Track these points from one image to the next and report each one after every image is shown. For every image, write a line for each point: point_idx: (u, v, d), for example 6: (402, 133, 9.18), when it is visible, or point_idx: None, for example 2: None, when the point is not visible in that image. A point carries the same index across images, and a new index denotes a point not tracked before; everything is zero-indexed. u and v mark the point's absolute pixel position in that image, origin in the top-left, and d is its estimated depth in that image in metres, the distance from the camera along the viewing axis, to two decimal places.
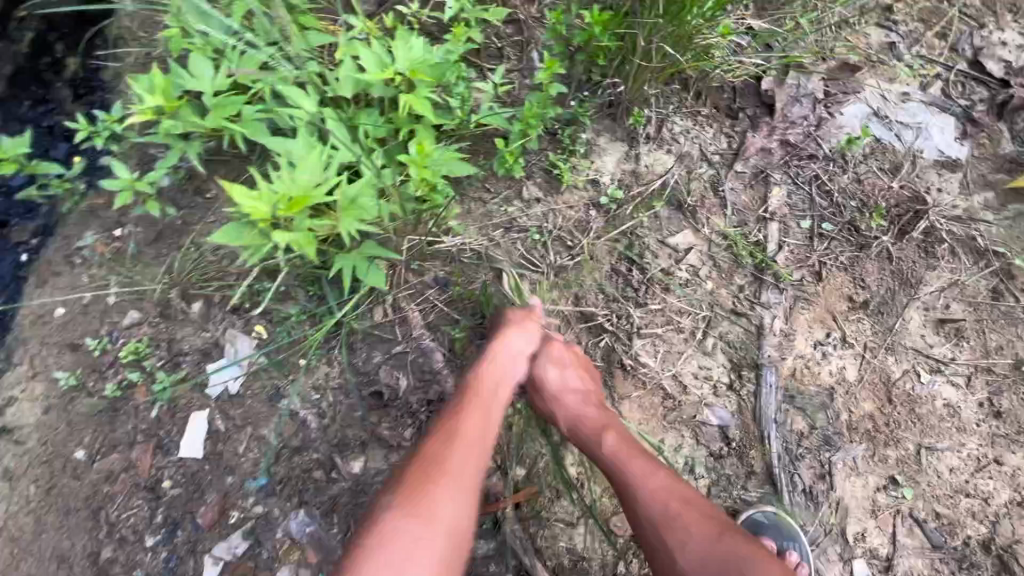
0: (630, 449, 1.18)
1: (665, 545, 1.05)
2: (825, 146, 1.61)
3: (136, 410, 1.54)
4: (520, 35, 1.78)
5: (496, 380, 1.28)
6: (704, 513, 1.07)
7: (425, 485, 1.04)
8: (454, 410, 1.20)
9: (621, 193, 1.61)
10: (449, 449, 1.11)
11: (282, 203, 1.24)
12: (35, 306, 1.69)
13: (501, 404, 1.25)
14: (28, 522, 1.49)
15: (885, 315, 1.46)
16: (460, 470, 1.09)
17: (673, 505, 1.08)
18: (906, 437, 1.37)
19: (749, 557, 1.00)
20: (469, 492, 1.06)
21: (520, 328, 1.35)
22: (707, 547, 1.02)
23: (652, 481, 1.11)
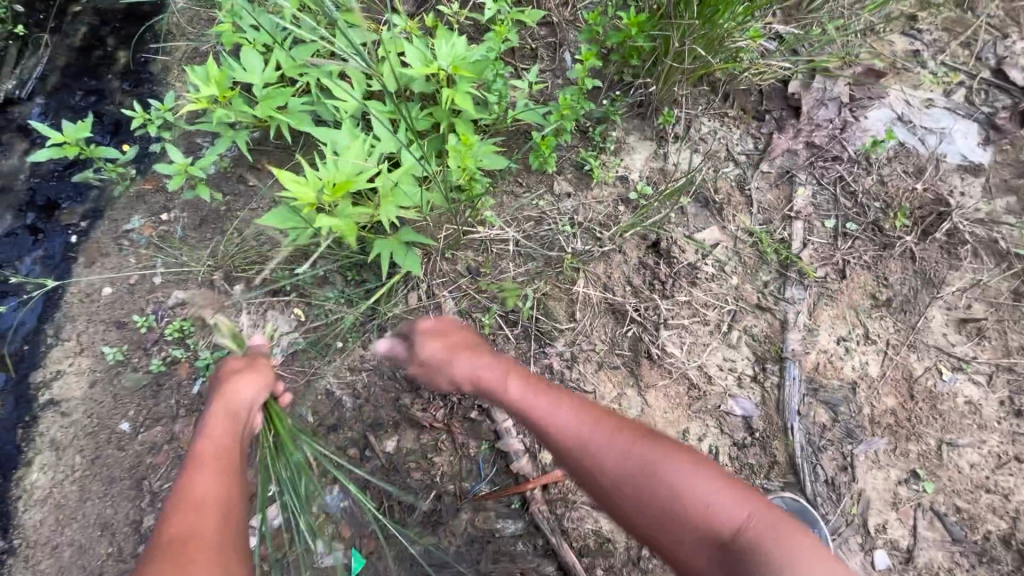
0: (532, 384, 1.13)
1: (574, 459, 0.99)
2: (850, 148, 1.65)
3: (179, 386, 1.61)
4: (554, 37, 1.84)
5: (232, 431, 1.11)
6: (613, 429, 0.99)
7: (187, 546, 0.82)
8: (179, 481, 0.95)
9: (650, 190, 1.67)
10: (198, 518, 0.87)
11: (328, 188, 1.30)
12: (84, 284, 1.77)
13: (243, 453, 1.10)
14: (73, 489, 1.55)
15: (908, 313, 1.49)
16: (218, 535, 0.86)
17: (572, 420, 1.02)
18: (927, 432, 1.40)
19: (664, 459, 0.92)
20: (235, 536, 0.88)
21: (246, 370, 1.28)
22: (607, 454, 0.96)
23: (554, 408, 1.05)
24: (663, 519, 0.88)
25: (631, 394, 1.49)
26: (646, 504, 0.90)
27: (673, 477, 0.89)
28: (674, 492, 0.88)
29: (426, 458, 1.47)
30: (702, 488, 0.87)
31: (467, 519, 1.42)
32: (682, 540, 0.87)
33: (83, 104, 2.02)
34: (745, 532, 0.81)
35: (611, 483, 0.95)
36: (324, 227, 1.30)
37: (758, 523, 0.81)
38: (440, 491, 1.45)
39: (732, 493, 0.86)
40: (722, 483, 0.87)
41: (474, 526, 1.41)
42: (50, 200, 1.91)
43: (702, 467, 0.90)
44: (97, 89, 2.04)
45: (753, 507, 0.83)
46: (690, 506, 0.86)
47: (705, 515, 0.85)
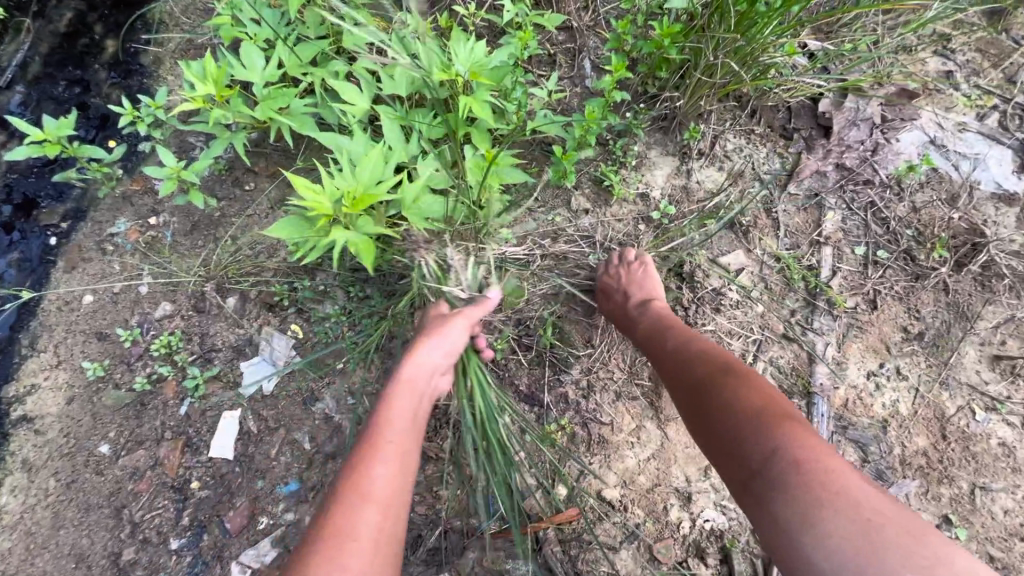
0: (664, 326, 1.24)
1: (673, 375, 1.09)
2: (882, 172, 1.57)
3: (164, 406, 1.50)
4: (573, 42, 1.74)
5: (413, 409, 1.11)
6: (706, 358, 1.07)
7: (336, 535, 0.87)
8: (359, 456, 0.99)
9: (673, 209, 1.59)
10: (356, 510, 0.91)
11: (346, 200, 1.20)
12: (63, 292, 1.65)
13: (418, 433, 1.10)
14: (46, 516, 1.43)
15: (940, 348, 1.43)
16: (369, 531, 0.90)
17: (684, 353, 1.12)
18: (960, 475, 1.34)
19: (730, 387, 0.97)
20: (387, 529, 0.92)
21: (438, 334, 1.24)
22: (690, 381, 1.04)
23: (674, 344, 1.16)
24: (715, 442, 0.93)
25: (651, 426, 1.42)
26: (704, 428, 0.97)
27: (724, 403, 0.94)
28: (727, 419, 0.92)
29: (432, 492, 1.39)
30: (753, 422, 0.88)
31: (474, 558, 1.33)
32: (725, 465, 0.91)
33: (67, 96, 1.89)
34: (774, 462, 0.82)
35: (686, 405, 1.03)
36: (342, 242, 1.20)
37: (790, 457, 0.82)
38: (446, 527, 1.36)
39: (776, 430, 0.86)
40: (773, 424, 0.87)
41: (482, 565, 1.33)
42: (28, 198, 1.78)
43: (767, 406, 0.90)
44: (82, 80, 1.91)
45: (798, 445, 0.83)
46: (735, 436, 0.89)
47: (744, 443, 0.88)
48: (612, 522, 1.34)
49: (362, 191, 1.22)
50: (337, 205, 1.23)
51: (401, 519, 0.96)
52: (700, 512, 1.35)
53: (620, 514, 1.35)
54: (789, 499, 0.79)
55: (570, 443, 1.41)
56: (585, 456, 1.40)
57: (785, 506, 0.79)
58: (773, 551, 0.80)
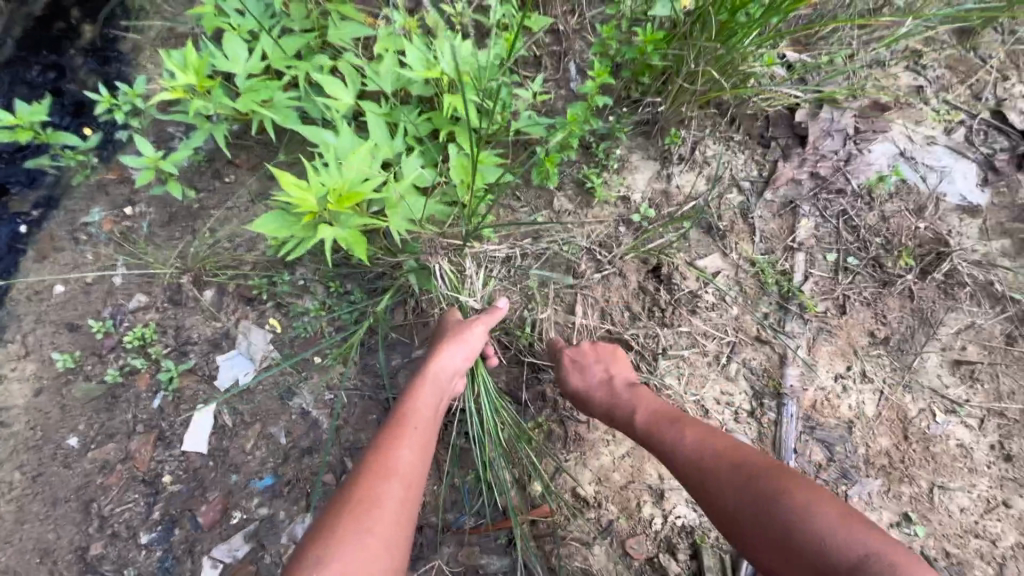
0: (667, 422, 1.20)
1: (707, 480, 1.05)
2: (854, 182, 1.62)
3: (137, 399, 1.48)
4: (559, 45, 1.77)
5: (435, 406, 1.18)
6: (731, 457, 1.05)
7: (366, 503, 0.94)
8: (390, 442, 1.06)
9: (653, 212, 1.62)
10: (381, 484, 0.98)
11: (332, 197, 1.20)
12: (33, 281, 1.62)
13: (437, 426, 1.17)
14: (9, 509, 1.40)
15: (905, 352, 1.48)
16: (394, 506, 0.96)
17: (712, 449, 1.09)
18: (920, 475, 1.39)
19: (779, 486, 0.95)
20: (409, 505, 0.99)
21: (460, 339, 1.28)
22: (735, 482, 1.01)
23: (694, 441, 1.12)
24: (785, 551, 0.90)
25: None
26: (768, 536, 0.93)
27: (781, 508, 0.92)
28: (798, 526, 0.89)
29: None
30: (827, 526, 0.87)
31: (449, 553, 1.35)
32: (802, 575, 0.87)
33: (41, 81, 1.84)
34: (866, 570, 0.81)
35: (735, 514, 0.99)
36: (326, 238, 1.21)
37: (882, 563, 0.81)
38: (421, 522, 1.36)
39: (853, 530, 0.85)
40: (844, 523, 0.87)
41: (457, 560, 1.35)
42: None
43: (827, 502, 0.91)
44: (58, 65, 1.86)
45: (878, 544, 0.83)
46: (808, 542, 0.87)
47: (826, 548, 0.85)
48: (585, 518, 1.37)
49: (349, 188, 1.23)
50: (323, 202, 1.23)
51: (420, 500, 1.02)
52: (673, 509, 1.37)
53: (594, 511, 1.37)
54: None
55: (546, 440, 1.43)
56: (561, 453, 1.42)
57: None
58: None
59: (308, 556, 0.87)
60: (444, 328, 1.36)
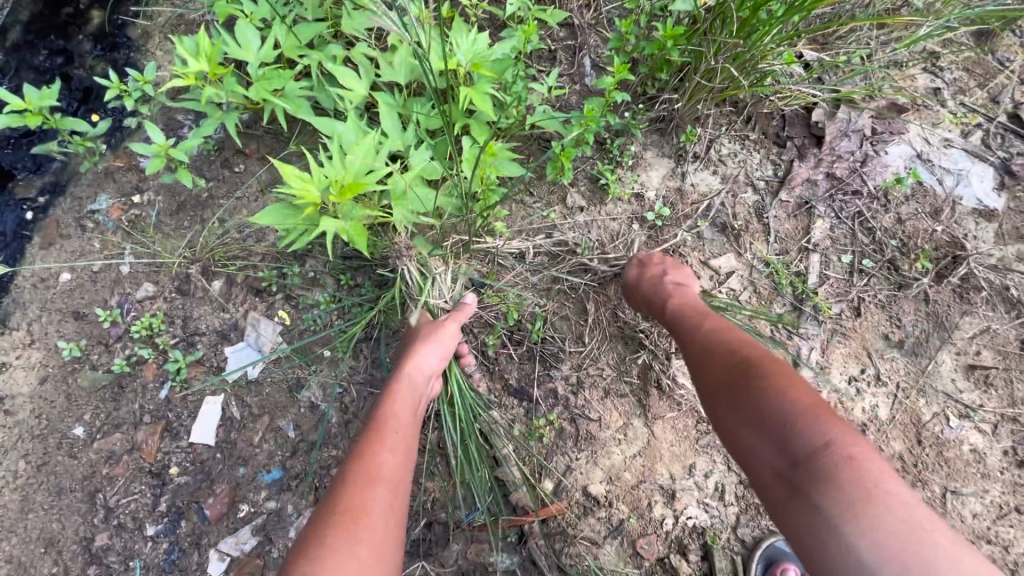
0: (695, 313, 1.21)
1: (704, 356, 1.07)
2: (870, 183, 1.61)
3: (143, 389, 1.46)
4: (574, 39, 1.74)
5: (411, 407, 1.14)
6: (739, 342, 1.05)
7: (354, 512, 0.87)
8: (368, 445, 1.00)
9: (667, 211, 1.61)
10: (367, 491, 0.91)
11: (334, 188, 1.20)
12: (40, 268, 1.60)
13: (415, 428, 1.12)
14: (14, 499, 1.40)
15: (919, 356, 1.47)
16: (383, 512, 0.90)
17: (719, 339, 1.08)
18: (933, 479, 1.38)
19: (768, 372, 0.94)
20: (397, 508, 0.93)
21: (432, 338, 1.27)
22: (728, 364, 1.01)
23: (708, 331, 1.13)
24: (749, 427, 0.91)
25: (637, 424, 1.43)
26: (736, 411, 0.94)
27: (764, 386, 0.92)
28: (768, 405, 0.89)
29: (418, 484, 1.38)
30: (800, 413, 0.85)
31: (458, 550, 1.34)
32: (758, 449, 0.89)
33: (49, 66, 1.82)
34: (822, 455, 0.81)
35: (718, 388, 1.00)
36: (328, 230, 1.21)
37: (839, 453, 0.80)
38: (431, 519, 1.36)
39: (824, 422, 0.83)
40: (819, 416, 0.84)
41: (466, 558, 1.34)
42: (4, 170, 1.72)
43: (810, 394, 0.88)
44: (66, 51, 1.84)
45: (849, 441, 0.81)
46: (775, 421, 0.87)
47: (788, 428, 0.85)
48: (596, 517, 1.35)
49: (353, 179, 1.22)
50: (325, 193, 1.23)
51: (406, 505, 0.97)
52: (684, 509, 1.36)
53: (604, 510, 1.36)
54: (836, 489, 0.78)
55: (557, 438, 1.42)
56: (572, 452, 1.41)
57: (833, 500, 0.78)
58: (808, 542, 0.79)
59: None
60: (414, 330, 1.33)
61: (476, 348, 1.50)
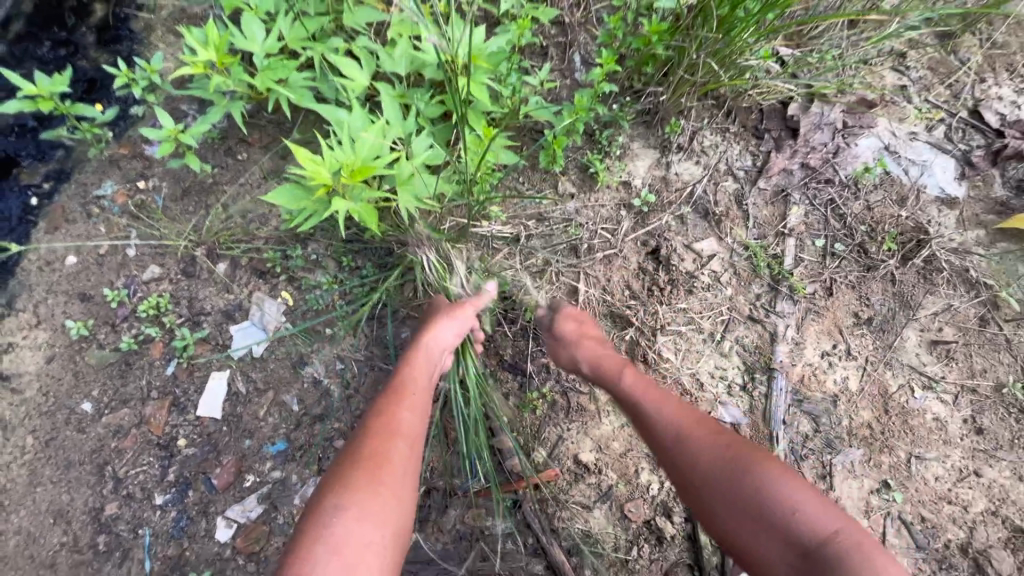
0: (652, 388, 1.26)
1: (682, 445, 1.10)
2: (842, 173, 1.72)
3: (150, 366, 1.51)
4: (564, 36, 1.83)
5: (428, 374, 1.25)
6: (712, 426, 1.11)
7: (377, 458, 0.99)
8: (390, 404, 1.11)
9: (653, 198, 1.70)
10: (389, 440, 1.03)
11: (345, 171, 1.30)
12: (46, 251, 1.65)
13: (432, 392, 1.23)
14: (23, 473, 1.44)
15: (886, 332, 1.58)
16: (402, 460, 1.02)
17: (694, 425, 1.12)
18: (899, 445, 1.48)
19: (753, 459, 1.01)
20: (415, 459, 1.05)
21: (451, 315, 1.36)
22: (718, 455, 1.04)
23: (679, 416, 1.16)
24: (753, 521, 0.95)
25: None
26: (738, 505, 0.97)
27: (758, 477, 0.98)
28: (770, 499, 0.95)
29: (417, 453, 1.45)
30: (805, 504, 0.93)
31: (456, 515, 1.41)
32: (766, 546, 0.93)
33: (52, 57, 1.86)
34: (834, 545, 0.87)
35: (713, 483, 1.02)
36: (339, 210, 1.29)
37: (850, 541, 0.88)
38: (430, 486, 1.42)
39: (828, 513, 0.92)
40: (816, 505, 0.93)
41: (463, 522, 1.41)
42: (9, 157, 1.77)
43: (798, 482, 0.97)
44: (69, 42, 1.88)
45: (846, 525, 0.90)
46: (783, 514, 0.93)
47: (795, 521, 0.91)
48: (586, 483, 1.43)
49: (362, 163, 1.32)
50: (336, 175, 1.32)
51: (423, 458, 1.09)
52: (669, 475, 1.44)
53: (594, 476, 1.43)
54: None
55: (550, 410, 1.50)
56: (563, 423, 1.48)
57: None
58: None
59: (324, 506, 0.91)
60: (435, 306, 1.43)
61: None
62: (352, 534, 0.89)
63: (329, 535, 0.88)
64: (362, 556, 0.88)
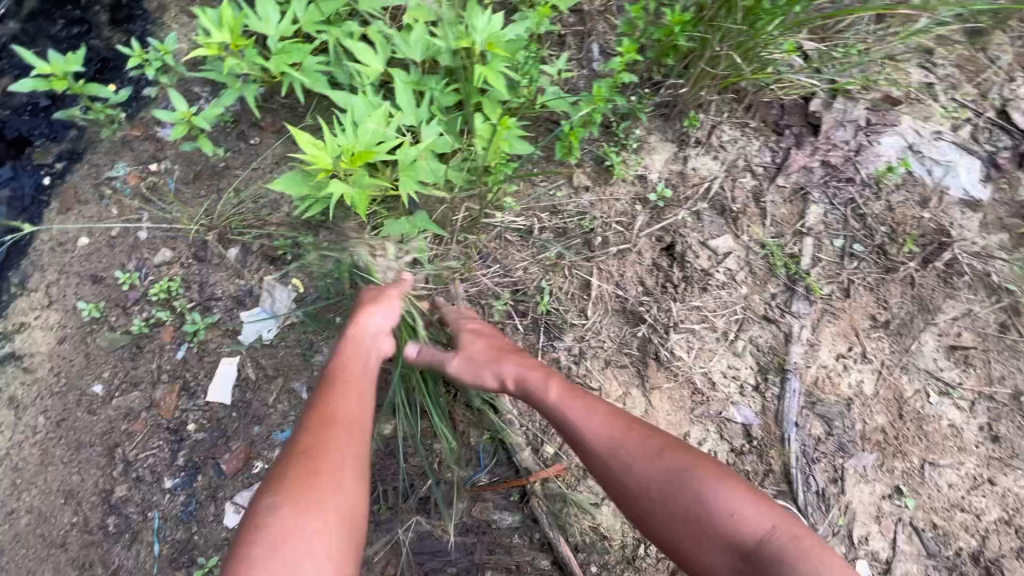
0: (578, 395, 1.24)
1: (619, 457, 1.11)
2: (863, 171, 1.68)
3: (161, 349, 1.51)
4: (583, 25, 1.80)
5: (363, 363, 1.23)
6: (642, 433, 1.13)
7: (312, 455, 0.99)
8: (324, 401, 1.11)
9: (669, 192, 1.67)
10: (325, 435, 1.03)
11: (345, 155, 1.29)
12: (58, 232, 1.65)
13: (372, 379, 1.22)
14: (34, 452, 1.45)
15: (904, 336, 1.55)
16: (339, 451, 1.02)
17: (627, 432, 1.13)
18: (913, 451, 1.46)
19: (689, 464, 1.05)
20: (356, 447, 1.04)
21: (382, 303, 1.33)
22: (655, 468, 1.06)
23: (609, 425, 1.16)
24: (695, 530, 0.99)
25: (636, 393, 1.50)
26: (682, 517, 1.00)
27: (694, 484, 1.01)
28: (708, 505, 0.99)
29: (425, 445, 1.44)
30: (741, 504, 0.98)
31: (462, 508, 1.40)
32: (707, 551, 0.97)
33: (65, 35, 1.84)
34: (770, 543, 0.93)
35: (657, 496, 1.04)
36: (337, 195, 1.29)
37: (785, 534, 0.93)
38: (438, 478, 1.42)
39: (759, 508, 0.97)
40: (747, 502, 0.98)
41: (470, 516, 1.40)
42: (22, 136, 1.77)
43: (730, 481, 1.02)
44: (82, 20, 1.86)
45: (776, 518, 0.96)
46: (723, 519, 0.97)
47: (733, 524, 0.96)
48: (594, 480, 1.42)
49: (363, 148, 1.30)
50: (336, 159, 1.31)
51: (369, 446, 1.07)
52: None
53: None
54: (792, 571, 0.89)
55: None
56: None
57: None
58: None
59: (260, 509, 0.91)
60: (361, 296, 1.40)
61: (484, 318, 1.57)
62: (288, 530, 0.88)
63: (264, 535, 0.88)
64: (301, 551, 0.86)
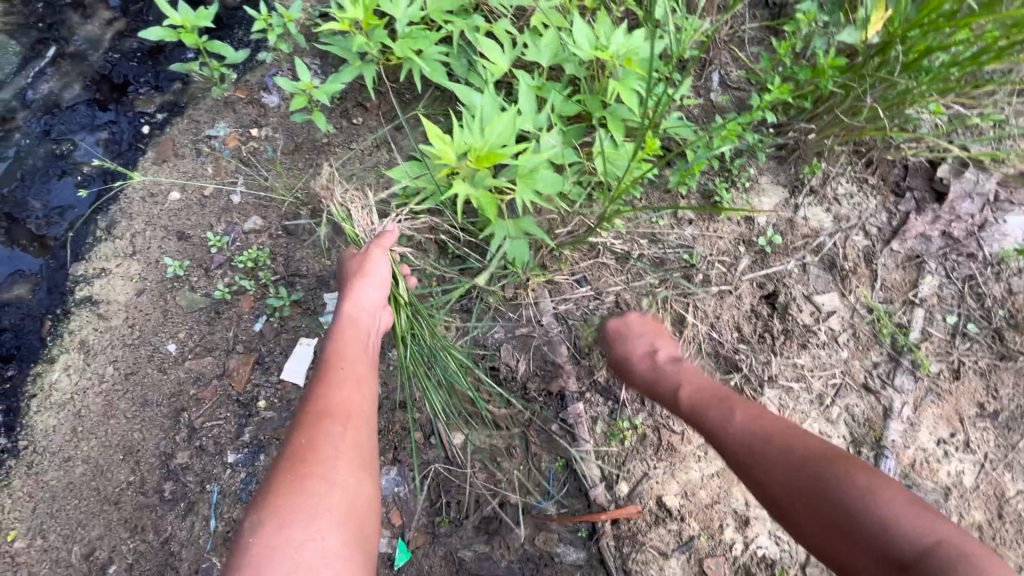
0: (715, 399, 1.17)
1: (756, 456, 1.03)
2: (986, 249, 1.57)
3: (239, 319, 1.48)
4: (705, 52, 1.73)
5: (361, 343, 1.15)
6: (788, 432, 1.04)
7: (303, 456, 0.92)
8: (316, 391, 1.02)
9: (779, 239, 1.59)
10: (316, 431, 0.95)
11: (472, 155, 1.25)
12: (152, 182, 1.63)
13: (370, 360, 1.15)
14: (98, 401, 1.42)
15: (1012, 431, 1.45)
16: (331, 446, 0.94)
17: (764, 431, 1.05)
18: (1010, 555, 1.36)
19: (834, 466, 0.94)
20: (352, 439, 0.96)
21: (366, 273, 1.25)
22: (797, 465, 0.97)
23: (745, 422, 1.09)
24: (844, 536, 0.87)
25: None
26: (828, 526, 0.89)
27: (841, 487, 0.90)
28: (857, 509, 0.87)
29: (494, 461, 1.38)
30: (894, 512, 0.84)
31: (526, 534, 1.34)
32: (860, 562, 0.84)
33: None
34: (932, 556, 0.78)
35: (796, 500, 0.94)
36: (460, 193, 1.28)
37: (955, 550, 0.78)
38: (503, 499, 1.35)
39: (918, 517, 0.83)
40: (910, 510, 0.84)
41: (533, 544, 1.33)
42: (127, 81, 1.76)
43: (889, 488, 0.88)
44: None
45: (948, 533, 0.80)
46: (872, 526, 0.84)
47: (890, 534, 0.82)
48: (667, 529, 1.34)
49: (490, 150, 1.26)
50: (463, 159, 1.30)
51: (368, 432, 1.00)
52: (755, 538, 1.35)
53: (676, 523, 1.35)
54: None
55: (638, 444, 1.40)
56: (651, 460, 1.39)
57: None
58: None
59: (246, 525, 0.85)
60: (344, 265, 1.31)
61: (570, 341, 1.49)
62: (283, 539, 0.83)
63: (256, 550, 0.82)
64: (300, 559, 0.82)
